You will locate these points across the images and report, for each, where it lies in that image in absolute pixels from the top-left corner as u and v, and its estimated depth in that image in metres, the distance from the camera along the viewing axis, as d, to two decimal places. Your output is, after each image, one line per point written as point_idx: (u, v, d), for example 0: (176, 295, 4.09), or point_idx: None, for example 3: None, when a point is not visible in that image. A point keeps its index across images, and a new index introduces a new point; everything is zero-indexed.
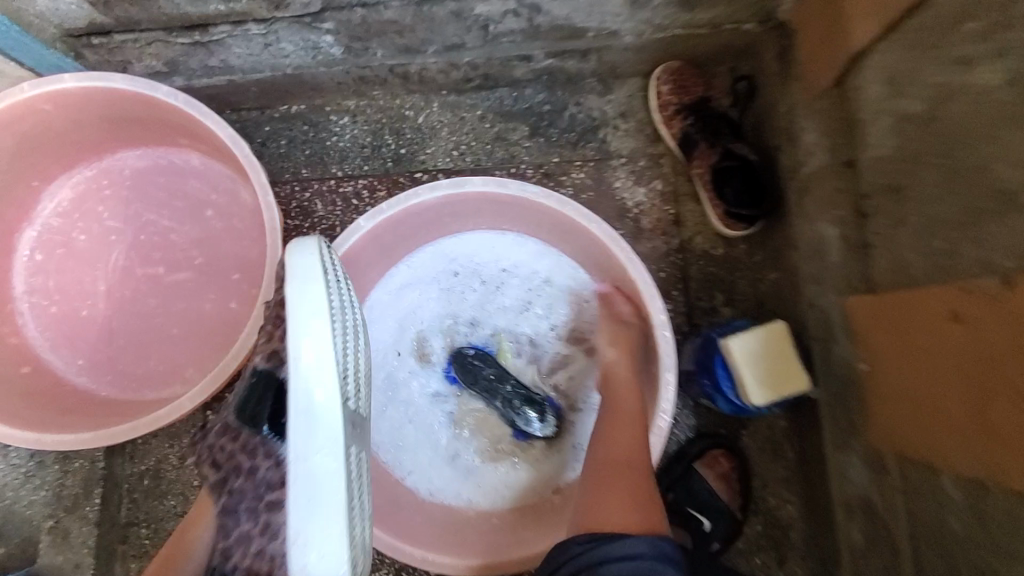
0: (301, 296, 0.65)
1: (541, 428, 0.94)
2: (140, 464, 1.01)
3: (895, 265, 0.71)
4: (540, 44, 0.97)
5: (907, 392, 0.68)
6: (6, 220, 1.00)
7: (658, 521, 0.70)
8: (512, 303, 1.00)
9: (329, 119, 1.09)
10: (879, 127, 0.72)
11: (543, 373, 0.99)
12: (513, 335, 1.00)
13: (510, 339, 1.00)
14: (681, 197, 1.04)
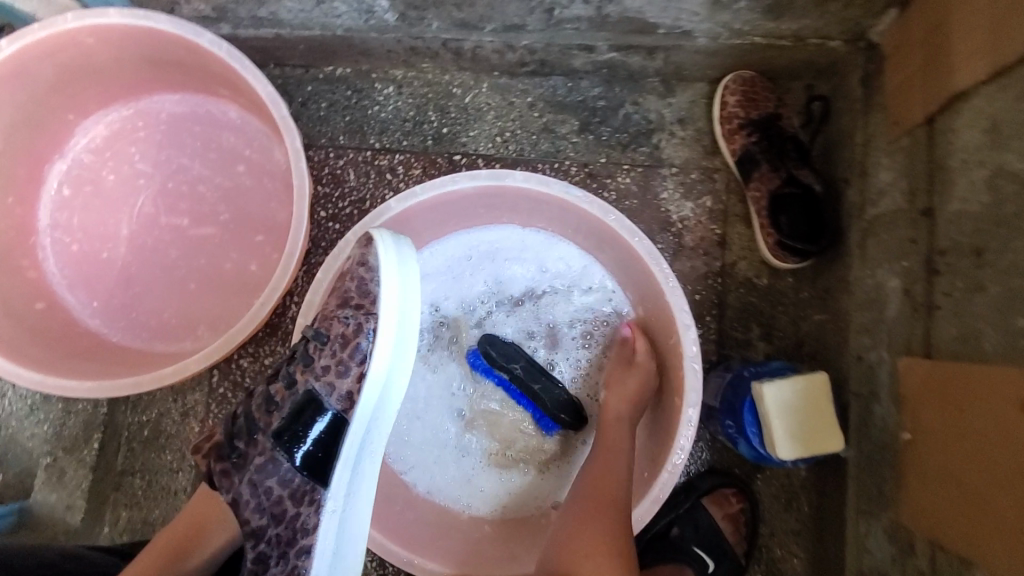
0: (399, 312, 0.72)
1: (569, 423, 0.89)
2: (142, 414, 1.03)
3: (963, 334, 0.64)
4: (605, 35, 0.90)
5: (952, 474, 0.63)
6: (38, 150, 0.98)
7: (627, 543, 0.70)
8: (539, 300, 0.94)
9: (373, 87, 1.05)
10: (969, 179, 0.65)
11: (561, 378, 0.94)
12: (531, 332, 0.94)
13: (526, 336, 0.94)
14: (731, 218, 0.98)
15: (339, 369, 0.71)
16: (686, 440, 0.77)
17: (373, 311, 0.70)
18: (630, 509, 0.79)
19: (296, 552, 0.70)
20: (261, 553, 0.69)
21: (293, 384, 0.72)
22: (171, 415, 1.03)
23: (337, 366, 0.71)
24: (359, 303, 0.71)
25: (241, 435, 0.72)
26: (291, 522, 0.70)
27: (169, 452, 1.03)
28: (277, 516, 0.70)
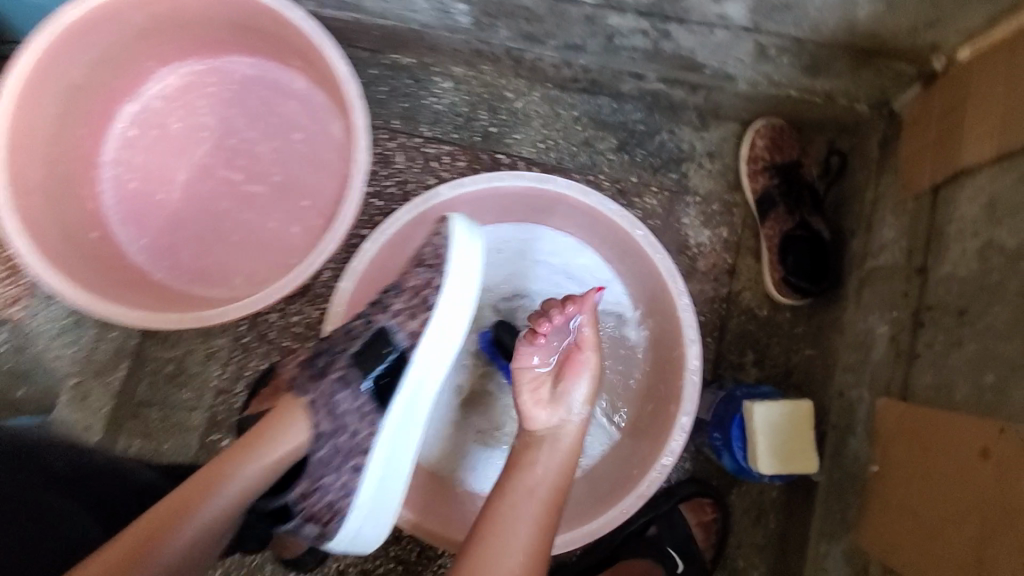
0: (465, 273, 0.76)
1: None
2: (168, 350, 1.09)
3: (938, 383, 0.71)
4: (656, 67, 0.97)
5: (913, 506, 0.69)
6: (115, 90, 1.05)
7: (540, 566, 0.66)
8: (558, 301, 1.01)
9: (432, 79, 1.12)
10: (964, 248, 0.72)
11: None
12: None
13: None
14: (742, 250, 1.06)
15: (411, 312, 0.75)
16: (677, 444, 0.84)
17: (441, 268, 0.75)
18: (616, 499, 0.86)
19: (350, 468, 0.72)
20: (324, 459, 0.72)
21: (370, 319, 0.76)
22: (196, 355, 1.08)
23: (410, 309, 0.75)
24: (433, 262, 0.76)
25: (323, 350, 0.75)
26: (352, 438, 0.72)
27: (188, 390, 1.08)
28: (341, 430, 0.72)
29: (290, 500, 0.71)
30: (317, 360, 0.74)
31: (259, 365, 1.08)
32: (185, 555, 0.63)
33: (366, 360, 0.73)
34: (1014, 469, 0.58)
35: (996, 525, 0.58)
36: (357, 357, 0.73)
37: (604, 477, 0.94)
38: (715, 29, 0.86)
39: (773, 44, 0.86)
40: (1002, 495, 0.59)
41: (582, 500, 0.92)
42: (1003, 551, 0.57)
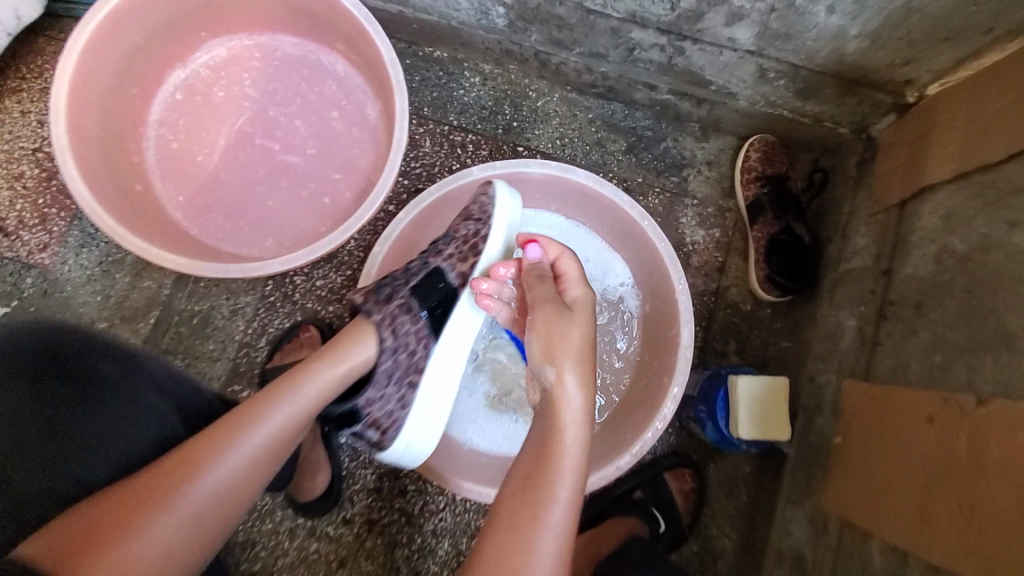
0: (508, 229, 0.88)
1: None
2: (195, 304, 1.15)
3: (895, 366, 0.82)
4: (667, 80, 1.09)
5: (868, 469, 0.80)
6: (167, 55, 1.12)
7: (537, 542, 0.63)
8: None
9: (463, 74, 1.22)
10: (923, 252, 0.84)
11: None
12: None
13: None
14: (732, 250, 1.18)
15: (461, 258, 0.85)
16: (668, 411, 0.94)
17: (488, 222, 0.86)
18: (608, 462, 0.96)
19: (406, 382, 0.83)
20: (386, 370, 0.80)
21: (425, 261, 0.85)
22: (221, 310, 1.15)
23: (460, 255, 0.85)
24: (479, 217, 0.87)
25: (387, 281, 0.83)
26: (410, 358, 0.82)
27: (212, 342, 1.14)
28: (403, 348, 0.81)
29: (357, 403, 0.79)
30: (383, 289, 0.82)
31: (281, 324, 1.15)
32: (266, 453, 0.70)
33: (423, 293, 0.82)
34: (951, 429, 0.68)
35: (933, 476, 0.69)
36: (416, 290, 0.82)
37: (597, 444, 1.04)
38: (723, 50, 0.97)
39: (772, 67, 0.98)
40: (939, 451, 0.69)
41: None
42: (936, 499, 0.67)
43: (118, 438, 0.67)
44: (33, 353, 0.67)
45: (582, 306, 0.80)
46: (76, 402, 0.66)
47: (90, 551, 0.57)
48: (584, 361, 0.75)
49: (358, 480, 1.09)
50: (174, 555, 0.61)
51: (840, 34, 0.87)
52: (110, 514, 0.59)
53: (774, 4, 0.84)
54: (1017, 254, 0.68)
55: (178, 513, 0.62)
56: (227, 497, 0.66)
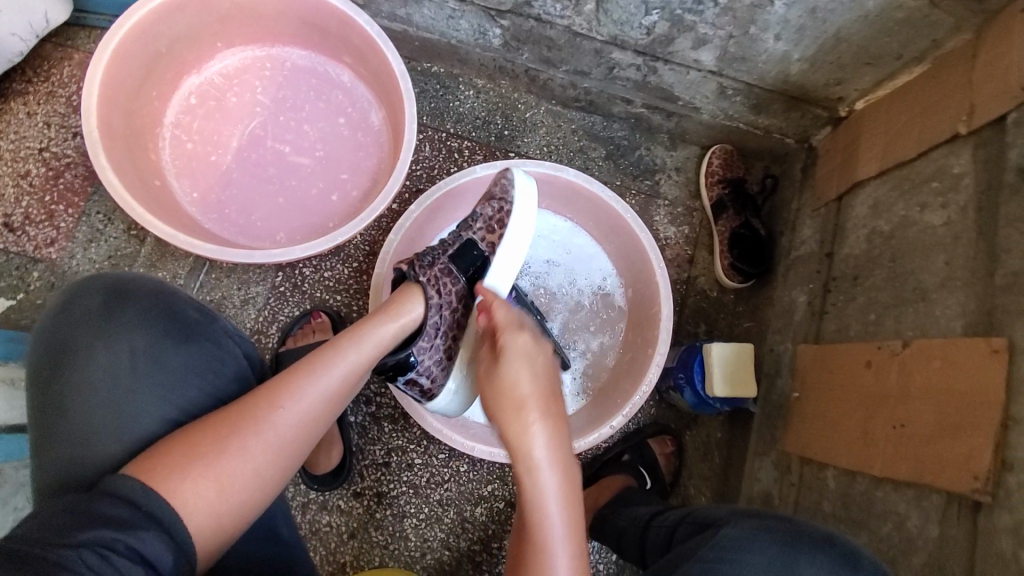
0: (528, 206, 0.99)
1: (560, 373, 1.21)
2: (206, 294, 1.21)
3: (839, 328, 0.99)
4: (642, 96, 1.26)
5: (820, 411, 0.97)
6: (183, 63, 1.20)
7: None
8: (557, 274, 1.25)
9: (458, 87, 1.35)
10: (856, 235, 1.02)
11: (565, 329, 1.23)
12: (546, 293, 1.24)
13: (542, 294, 1.23)
14: (699, 245, 1.34)
15: (490, 231, 0.97)
16: (653, 376, 1.08)
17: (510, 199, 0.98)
18: (597, 427, 1.09)
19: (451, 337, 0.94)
20: (435, 324, 0.90)
21: (457, 235, 0.97)
22: (233, 300, 1.22)
23: (489, 228, 0.97)
24: (502, 196, 0.99)
25: (428, 251, 0.93)
26: (454, 314, 0.93)
27: None
28: (448, 305, 0.91)
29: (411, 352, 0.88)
30: (426, 256, 0.92)
31: (291, 312, 1.23)
32: (334, 393, 0.78)
33: (460, 260, 0.94)
34: (886, 370, 0.85)
35: (872, 407, 0.86)
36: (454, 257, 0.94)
37: (590, 414, 1.18)
38: (690, 70, 1.15)
39: (730, 85, 1.16)
40: (877, 388, 0.86)
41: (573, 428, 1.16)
42: (876, 424, 0.84)
43: (203, 376, 0.76)
44: (127, 303, 0.76)
45: (513, 351, 0.79)
46: (167, 343, 0.75)
47: (187, 468, 0.66)
48: (535, 404, 0.75)
49: (367, 456, 1.18)
50: (259, 476, 0.70)
51: (784, 58, 1.06)
52: (206, 438, 0.69)
53: (732, 32, 1.02)
54: (929, 230, 0.86)
55: (262, 440, 0.71)
56: (302, 431, 0.74)
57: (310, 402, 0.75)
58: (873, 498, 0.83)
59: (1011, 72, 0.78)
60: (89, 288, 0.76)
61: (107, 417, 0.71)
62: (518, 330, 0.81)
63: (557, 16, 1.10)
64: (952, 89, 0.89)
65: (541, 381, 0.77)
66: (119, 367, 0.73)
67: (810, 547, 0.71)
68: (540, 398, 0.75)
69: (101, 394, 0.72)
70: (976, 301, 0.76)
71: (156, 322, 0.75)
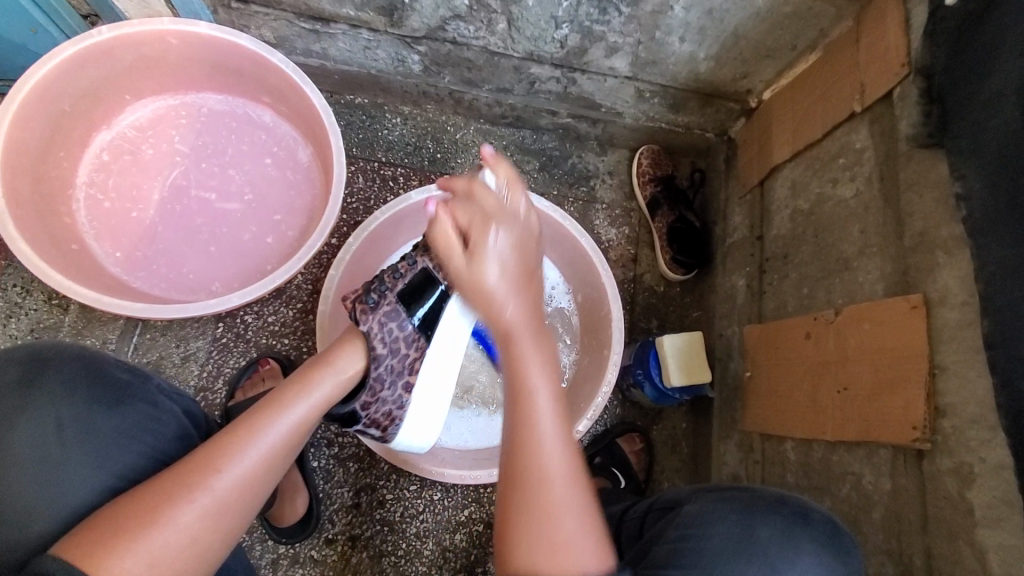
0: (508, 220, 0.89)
1: None
2: (142, 356, 1.15)
3: (778, 306, 1.04)
4: (566, 106, 1.29)
5: (772, 386, 1.01)
6: (90, 119, 1.15)
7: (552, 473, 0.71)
8: None
9: (384, 116, 1.35)
10: (781, 216, 1.08)
11: None
12: None
13: None
14: (641, 243, 1.38)
15: None
16: (612, 376, 1.10)
17: None
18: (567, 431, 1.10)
19: (404, 384, 0.92)
20: (380, 376, 0.88)
21: (413, 262, 0.93)
22: (172, 359, 1.16)
23: None
24: None
25: (375, 288, 0.90)
26: (404, 359, 0.91)
27: None
28: (395, 352, 0.89)
29: (356, 407, 0.88)
30: (371, 297, 0.89)
31: (237, 363, 1.18)
32: (278, 447, 0.76)
33: (412, 297, 0.91)
34: (825, 337, 0.90)
35: (817, 375, 0.90)
36: (403, 294, 0.90)
37: None
38: (607, 77, 1.19)
39: (647, 88, 1.21)
40: (818, 356, 0.90)
41: None
42: (824, 392, 0.88)
43: (142, 438, 0.72)
44: (47, 372, 0.70)
45: (485, 254, 0.82)
46: (98, 410, 0.70)
47: (118, 543, 0.63)
48: (509, 282, 0.82)
49: (336, 500, 1.14)
50: (195, 547, 0.67)
51: (692, 59, 1.11)
52: (136, 510, 0.65)
53: (640, 38, 1.07)
54: (842, 203, 0.92)
55: (198, 506, 0.68)
56: (244, 493, 0.71)
57: (254, 460, 0.73)
58: (830, 461, 0.86)
59: (891, 52, 0.85)
60: (3, 361, 0.70)
61: (35, 500, 0.65)
62: (490, 226, 0.83)
63: (472, 37, 1.12)
64: (843, 72, 0.96)
65: (520, 267, 0.84)
66: (44, 444, 0.67)
67: (764, 508, 0.73)
68: (517, 281, 0.83)
69: (27, 475, 0.66)
70: (891, 264, 0.81)
71: (82, 388, 0.70)
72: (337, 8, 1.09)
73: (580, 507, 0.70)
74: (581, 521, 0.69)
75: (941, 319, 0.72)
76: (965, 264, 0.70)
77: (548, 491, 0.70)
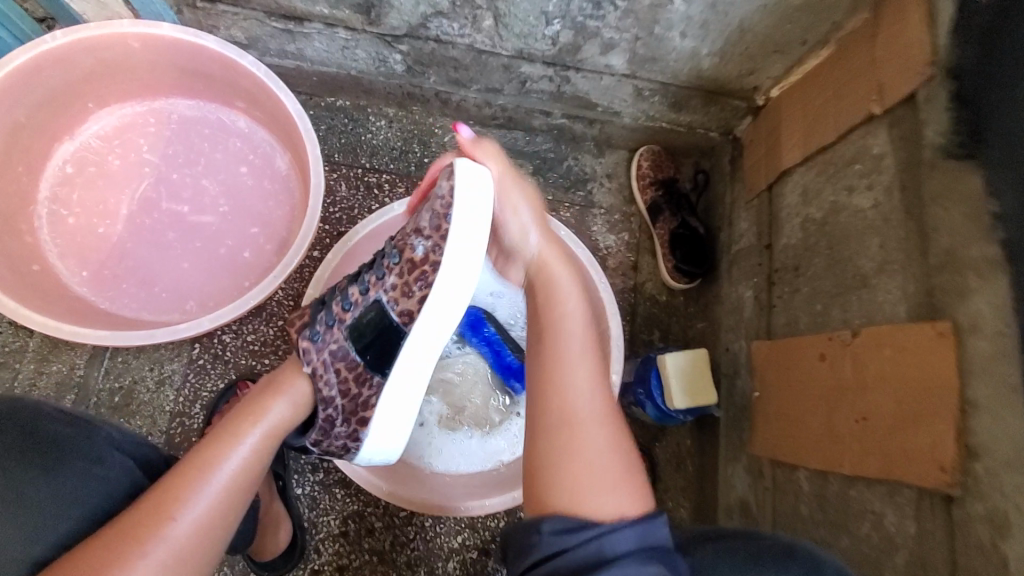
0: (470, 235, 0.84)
1: None
2: (114, 381, 1.08)
3: (789, 321, 0.97)
4: (560, 106, 1.21)
5: (784, 409, 0.94)
6: (51, 130, 1.08)
7: (583, 410, 0.73)
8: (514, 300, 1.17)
9: (367, 119, 1.27)
10: (791, 224, 1.00)
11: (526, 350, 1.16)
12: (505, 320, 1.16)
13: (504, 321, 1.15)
14: (641, 250, 1.30)
15: (404, 288, 0.86)
16: None
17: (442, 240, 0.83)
18: None
19: (358, 420, 0.89)
20: (327, 417, 0.87)
21: (365, 291, 0.88)
22: (146, 383, 1.09)
23: (403, 287, 0.86)
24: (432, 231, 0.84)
25: (322, 321, 0.87)
26: (355, 398, 0.88)
27: (138, 418, 1.08)
28: (344, 391, 0.87)
29: (306, 442, 0.89)
30: (317, 334, 0.86)
31: (214, 386, 1.11)
32: (236, 481, 0.75)
33: (361, 332, 0.87)
34: (841, 360, 0.83)
35: (833, 401, 0.83)
36: (351, 329, 0.87)
37: None
38: (604, 75, 1.11)
39: (646, 87, 1.13)
40: (835, 379, 0.84)
41: None
42: (840, 420, 0.81)
43: (83, 503, 0.64)
44: None
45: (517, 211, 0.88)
46: (29, 473, 0.62)
47: None
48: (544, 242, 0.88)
49: (322, 529, 1.08)
50: None
51: (694, 55, 1.03)
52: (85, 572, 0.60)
53: (637, 34, 0.99)
54: (859, 214, 0.84)
55: (155, 556, 0.65)
56: (206, 534, 0.70)
57: (214, 497, 0.72)
58: (848, 495, 0.80)
59: (912, 48, 0.77)
60: None
61: None
62: (513, 186, 0.88)
63: (456, 35, 1.04)
64: (858, 69, 0.88)
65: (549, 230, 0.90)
66: None
67: (776, 557, 0.67)
68: (551, 238, 0.89)
69: None
70: (914, 284, 0.74)
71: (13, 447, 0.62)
72: (309, 5, 1.01)
73: (611, 450, 0.71)
74: (610, 463, 0.70)
75: (974, 350, 0.65)
76: (1001, 289, 0.63)
77: (574, 425, 0.72)
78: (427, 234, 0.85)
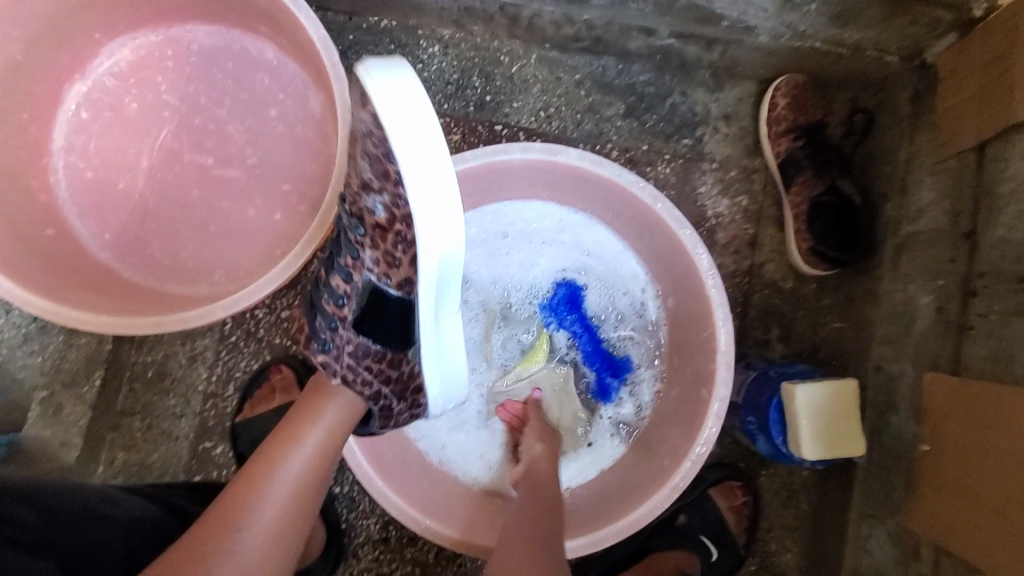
0: (419, 160, 0.58)
1: (618, 406, 0.95)
2: (146, 355, 0.99)
3: (996, 355, 0.66)
4: (668, 21, 0.87)
5: (974, 490, 0.65)
6: (58, 68, 0.93)
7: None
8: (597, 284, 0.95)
9: (418, 44, 1.00)
10: (1017, 210, 0.67)
11: (615, 343, 0.96)
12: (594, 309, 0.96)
13: (593, 309, 0.96)
14: (764, 220, 0.99)
15: (388, 258, 0.65)
16: (710, 432, 0.80)
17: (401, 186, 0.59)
18: (646, 493, 0.83)
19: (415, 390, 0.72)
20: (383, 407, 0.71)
21: (351, 278, 0.67)
22: (178, 358, 0.99)
23: (386, 257, 0.65)
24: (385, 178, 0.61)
25: (321, 325, 0.68)
26: (402, 378, 0.70)
27: (172, 397, 0.99)
28: (381, 374, 0.69)
29: (376, 431, 0.73)
30: (325, 344, 0.68)
31: (248, 367, 1.00)
32: (293, 494, 0.65)
33: (376, 323, 0.67)
34: None
35: None
36: (361, 324, 0.67)
37: (625, 476, 0.91)
38: None
39: None
40: None
41: (606, 492, 0.90)
42: None
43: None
44: None
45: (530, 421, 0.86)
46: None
47: None
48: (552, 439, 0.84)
49: (361, 532, 0.97)
50: None
51: None
52: None
53: None
54: None
55: None
56: (268, 557, 0.61)
57: (267, 520, 0.62)
58: None
59: None
60: None
61: None
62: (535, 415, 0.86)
63: None
64: None
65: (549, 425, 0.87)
66: None
67: None
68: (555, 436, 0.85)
69: None
70: None
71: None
72: None
73: None
74: None
75: None
76: None
77: None
78: (380, 188, 0.63)
